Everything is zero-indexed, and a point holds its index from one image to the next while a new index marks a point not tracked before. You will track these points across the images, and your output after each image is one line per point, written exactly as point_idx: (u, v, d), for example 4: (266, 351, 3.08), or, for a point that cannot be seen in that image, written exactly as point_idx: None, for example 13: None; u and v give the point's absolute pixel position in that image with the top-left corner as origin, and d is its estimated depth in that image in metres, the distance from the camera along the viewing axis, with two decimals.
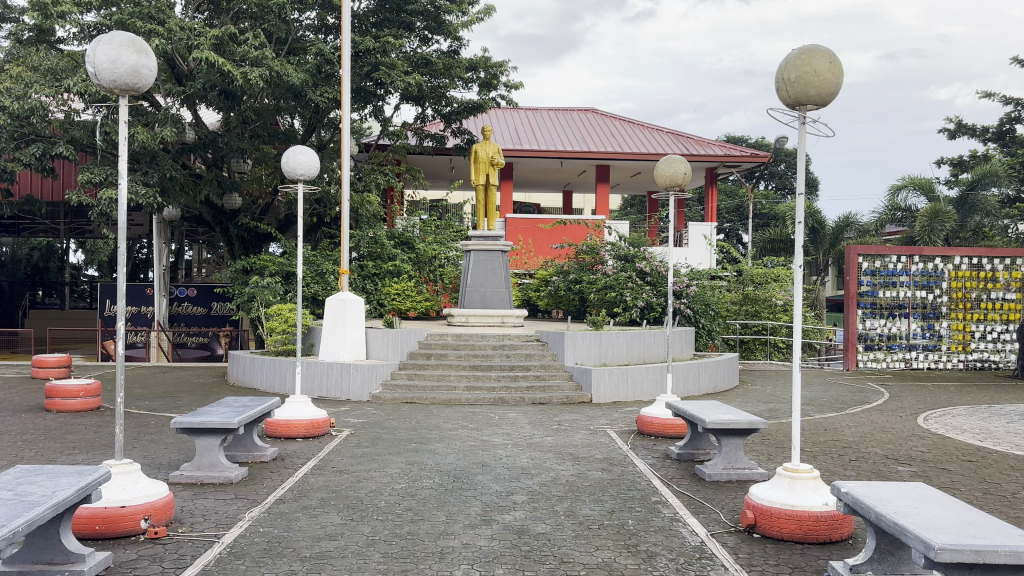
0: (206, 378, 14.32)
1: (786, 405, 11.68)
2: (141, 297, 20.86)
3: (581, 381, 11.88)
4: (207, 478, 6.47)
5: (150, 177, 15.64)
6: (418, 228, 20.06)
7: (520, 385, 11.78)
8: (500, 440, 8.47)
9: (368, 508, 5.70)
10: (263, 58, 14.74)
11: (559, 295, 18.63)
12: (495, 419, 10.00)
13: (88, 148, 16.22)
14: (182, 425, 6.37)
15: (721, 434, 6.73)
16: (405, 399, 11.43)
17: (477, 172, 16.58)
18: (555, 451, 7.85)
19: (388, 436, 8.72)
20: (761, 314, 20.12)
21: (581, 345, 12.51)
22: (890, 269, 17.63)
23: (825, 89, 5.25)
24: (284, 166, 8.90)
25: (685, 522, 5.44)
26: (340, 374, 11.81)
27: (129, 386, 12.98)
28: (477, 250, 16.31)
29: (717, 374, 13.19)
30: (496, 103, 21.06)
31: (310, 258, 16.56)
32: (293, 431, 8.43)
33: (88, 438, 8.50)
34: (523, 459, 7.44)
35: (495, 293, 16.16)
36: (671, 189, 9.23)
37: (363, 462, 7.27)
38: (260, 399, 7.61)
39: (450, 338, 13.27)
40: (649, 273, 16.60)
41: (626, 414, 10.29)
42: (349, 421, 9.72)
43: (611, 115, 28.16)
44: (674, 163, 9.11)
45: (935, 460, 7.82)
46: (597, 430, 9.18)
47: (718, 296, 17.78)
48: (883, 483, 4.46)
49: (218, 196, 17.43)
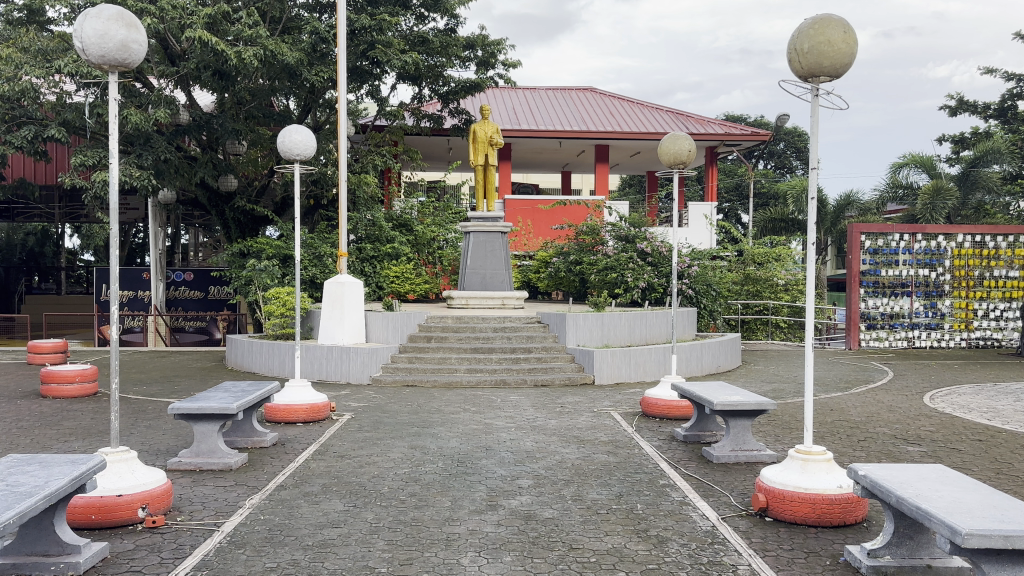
0: (205, 362, 14.20)
1: (790, 385, 11.58)
2: (138, 282, 20.94)
3: (584, 363, 11.78)
4: (205, 464, 6.35)
5: (144, 160, 15.34)
6: (416, 210, 19.91)
7: (522, 367, 11.67)
8: (502, 423, 8.35)
9: (370, 494, 5.58)
10: (257, 37, 14.50)
11: (559, 277, 18.55)
12: (498, 402, 9.88)
13: (81, 130, 15.95)
14: (179, 410, 6.24)
15: (729, 416, 6.62)
16: (406, 382, 11.32)
17: (476, 152, 16.34)
18: (559, 434, 7.73)
19: (389, 419, 8.59)
20: (762, 294, 20.02)
21: (583, 327, 12.38)
22: (892, 248, 17.47)
23: (838, 60, 5.07)
24: (279, 146, 8.67)
25: (695, 506, 5.32)
26: (340, 358, 11.67)
27: (127, 372, 12.84)
28: (476, 232, 16.12)
29: (720, 354, 13.07)
30: (494, 82, 20.82)
31: (308, 241, 16.41)
32: (293, 416, 8.30)
33: (84, 425, 8.37)
34: (527, 443, 7.32)
35: (495, 275, 16.05)
36: (675, 167, 9.07)
37: (364, 447, 7.14)
38: (258, 383, 7.47)
39: (450, 320, 13.15)
40: (650, 253, 16.40)
41: (630, 396, 10.17)
42: (350, 405, 9.60)
43: (610, 94, 27.88)
44: (678, 139, 8.93)
45: (945, 440, 7.72)
46: (600, 412, 9.06)
47: (720, 275, 17.66)
48: (902, 466, 4.35)
49: (213, 179, 17.19)
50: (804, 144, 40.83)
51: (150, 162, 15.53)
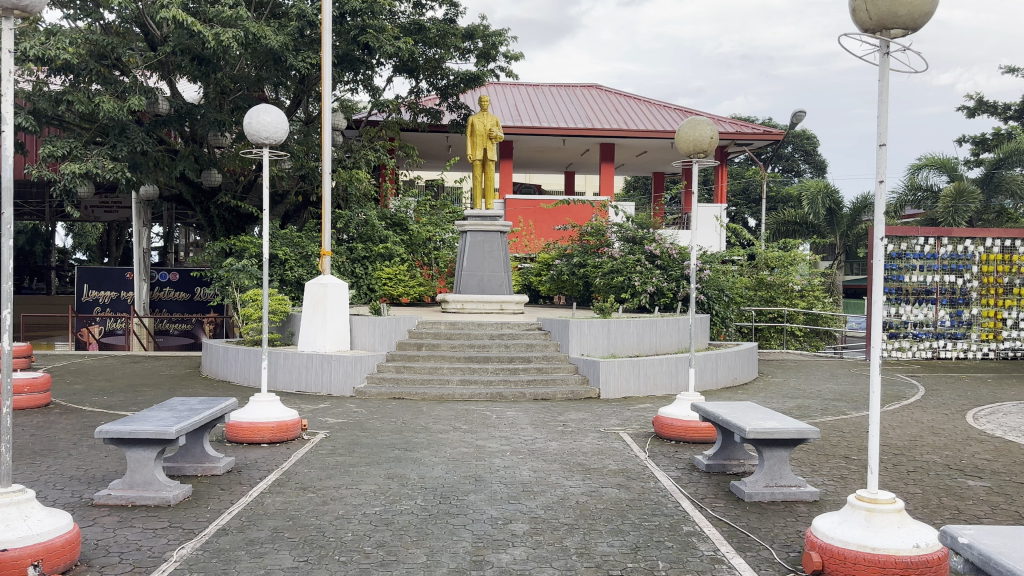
0: (179, 369, 13.17)
1: (814, 401, 10.53)
2: (121, 282, 19.94)
3: (588, 375, 10.72)
4: (139, 499, 5.30)
5: (119, 152, 14.25)
6: (412, 209, 18.91)
7: (521, 378, 10.61)
8: (497, 446, 7.29)
9: (328, 545, 4.52)
10: (237, 18, 13.56)
11: (561, 280, 17.61)
12: (492, 419, 8.82)
13: (54, 119, 14.90)
14: (108, 434, 5.21)
15: (764, 445, 5.63)
16: (392, 395, 10.26)
17: (474, 146, 15.32)
18: (560, 461, 6.67)
19: (368, 440, 7.54)
20: (776, 300, 19.06)
21: (587, 334, 11.34)
22: (918, 252, 16.32)
23: (917, 6, 4.04)
24: (246, 128, 7.64)
25: (730, 566, 4.27)
26: (321, 367, 10.60)
27: (92, 379, 11.80)
28: (473, 231, 15.06)
29: (736, 366, 12.01)
30: (495, 74, 19.78)
31: (294, 239, 15.44)
32: (258, 436, 7.28)
33: (18, 442, 7.31)
34: (525, 472, 6.28)
35: (493, 278, 14.97)
36: (695, 156, 7.99)
37: (333, 476, 6.10)
38: (211, 399, 6.46)
39: (443, 326, 12.08)
40: (659, 255, 15.35)
41: (640, 414, 9.11)
42: (326, 421, 8.54)
43: (616, 91, 26.86)
44: (700, 125, 7.89)
45: (1009, 473, 6.64)
46: (608, 432, 8.00)
47: (733, 280, 16.66)
48: (1016, 531, 3.31)
49: (196, 174, 16.14)
50: (813, 147, 39.89)
51: (125, 153, 14.45)
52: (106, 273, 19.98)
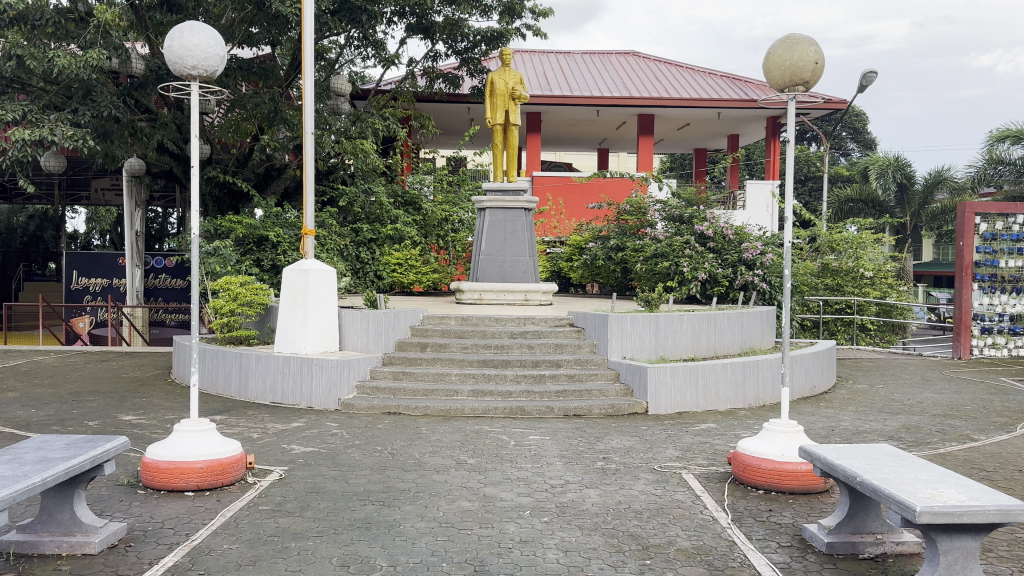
0: (148, 369, 11.27)
1: (924, 419, 8.23)
2: (113, 269, 18.34)
3: (633, 385, 8.55)
4: None
5: (81, 116, 12.16)
6: (428, 186, 16.93)
7: (548, 390, 8.46)
8: (512, 499, 5.14)
9: None
10: None
11: (595, 266, 15.60)
12: (508, 447, 6.68)
13: (14, 81, 12.95)
14: None
15: (940, 530, 3.49)
16: (385, 410, 8.17)
17: (495, 109, 13.11)
18: (603, 531, 4.51)
19: (333, 485, 5.43)
20: (844, 288, 16.74)
21: (630, 333, 9.16)
22: (1015, 233, 13.85)
23: None
24: (165, 55, 5.54)
25: None
26: (300, 374, 8.54)
27: (36, 384, 9.87)
28: (492, 207, 12.91)
29: (815, 371, 9.75)
30: (521, 31, 17.46)
31: (290, 219, 13.49)
32: (180, 481, 5.24)
33: None
34: (550, 556, 4.11)
35: (516, 263, 12.80)
36: (791, 90, 5.71)
37: (259, 561, 4.02)
38: (89, 440, 4.44)
39: (452, 322, 10.02)
40: (711, 236, 12.99)
41: (704, 441, 6.91)
42: (290, 451, 6.46)
43: (655, 58, 24.45)
44: (799, 45, 5.61)
45: None
46: (666, 474, 5.81)
47: (798, 267, 14.39)
48: None
49: (177, 145, 14.07)
50: (863, 124, 37.05)
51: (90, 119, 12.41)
52: (97, 258, 18.33)
